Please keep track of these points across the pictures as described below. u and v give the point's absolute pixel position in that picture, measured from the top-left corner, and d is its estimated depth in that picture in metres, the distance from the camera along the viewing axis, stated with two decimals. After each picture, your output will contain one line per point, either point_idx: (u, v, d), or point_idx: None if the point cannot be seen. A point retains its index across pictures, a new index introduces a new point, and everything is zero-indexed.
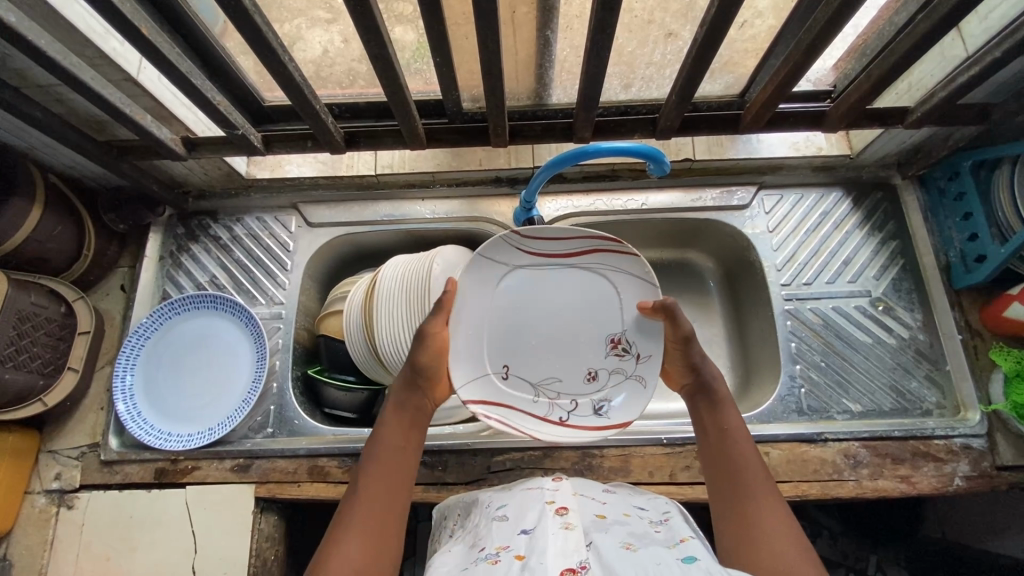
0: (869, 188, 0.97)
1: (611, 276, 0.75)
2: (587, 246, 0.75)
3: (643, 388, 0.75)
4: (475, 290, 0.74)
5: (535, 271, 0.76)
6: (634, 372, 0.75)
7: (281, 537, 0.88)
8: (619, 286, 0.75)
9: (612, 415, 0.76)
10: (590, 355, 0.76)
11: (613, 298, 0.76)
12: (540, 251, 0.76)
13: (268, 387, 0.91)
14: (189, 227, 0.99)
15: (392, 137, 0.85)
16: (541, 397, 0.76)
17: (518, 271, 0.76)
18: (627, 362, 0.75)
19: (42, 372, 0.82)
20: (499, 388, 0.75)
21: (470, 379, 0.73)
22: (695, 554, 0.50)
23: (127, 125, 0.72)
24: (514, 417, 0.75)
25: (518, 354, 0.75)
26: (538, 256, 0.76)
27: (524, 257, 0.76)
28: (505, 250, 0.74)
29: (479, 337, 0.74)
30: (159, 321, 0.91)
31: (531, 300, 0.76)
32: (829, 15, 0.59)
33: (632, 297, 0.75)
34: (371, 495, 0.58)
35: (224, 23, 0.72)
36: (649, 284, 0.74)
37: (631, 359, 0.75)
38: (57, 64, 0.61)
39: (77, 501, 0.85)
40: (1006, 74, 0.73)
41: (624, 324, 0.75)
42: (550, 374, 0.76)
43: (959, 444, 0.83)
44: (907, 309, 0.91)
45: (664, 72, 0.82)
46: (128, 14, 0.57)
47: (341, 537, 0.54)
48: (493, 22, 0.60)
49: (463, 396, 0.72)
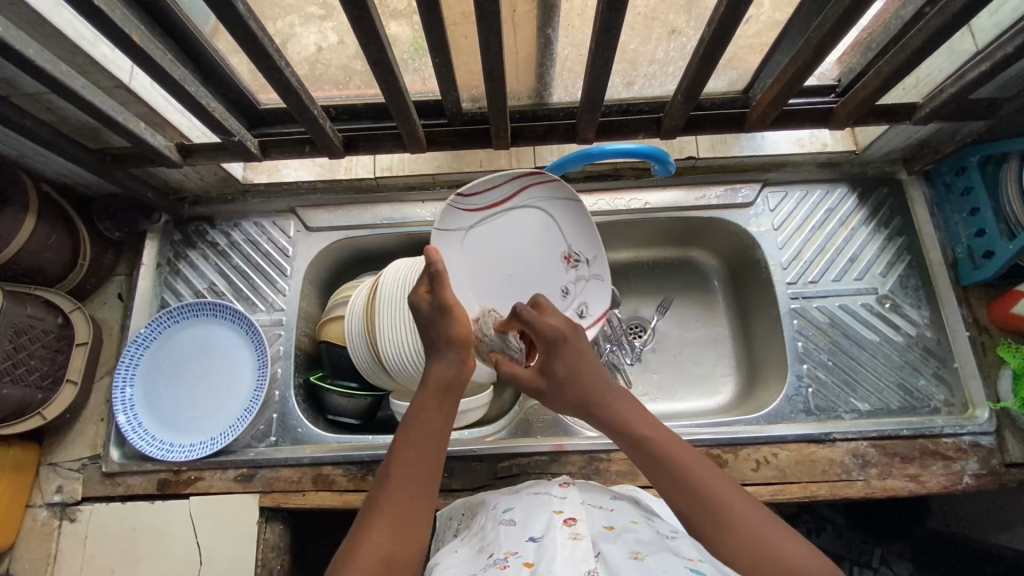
0: (875, 184, 0.96)
1: (540, 203, 0.78)
2: (516, 186, 0.76)
3: (603, 283, 0.80)
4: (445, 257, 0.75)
5: (489, 223, 0.77)
6: (589, 275, 0.80)
7: (287, 546, 0.87)
8: (548, 207, 0.79)
9: (591, 314, 0.80)
10: (554, 276, 0.79)
11: (551, 224, 0.79)
12: (474, 207, 0.76)
13: (270, 395, 0.90)
14: (186, 233, 0.98)
15: (392, 140, 0.84)
16: None
17: (469, 232, 0.76)
18: (582, 269, 0.80)
19: (40, 386, 0.81)
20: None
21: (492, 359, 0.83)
22: (705, 564, 0.49)
23: (120, 134, 0.70)
24: None
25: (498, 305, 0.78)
26: (478, 210, 0.76)
27: (467, 216, 0.76)
28: (451, 217, 0.75)
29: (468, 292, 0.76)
30: (157, 330, 0.90)
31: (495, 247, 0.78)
32: (840, 13, 0.58)
33: (568, 215, 0.79)
34: (401, 480, 0.59)
35: (215, 24, 0.70)
36: (572, 197, 0.78)
37: (584, 264, 0.80)
38: (46, 73, 0.59)
39: (79, 514, 0.84)
40: (1016, 68, 0.71)
41: (568, 240, 0.80)
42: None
43: (968, 442, 0.82)
44: (914, 306, 0.91)
45: (668, 68, 0.80)
46: (117, 21, 0.55)
47: (368, 524, 0.56)
48: (494, 26, 0.58)
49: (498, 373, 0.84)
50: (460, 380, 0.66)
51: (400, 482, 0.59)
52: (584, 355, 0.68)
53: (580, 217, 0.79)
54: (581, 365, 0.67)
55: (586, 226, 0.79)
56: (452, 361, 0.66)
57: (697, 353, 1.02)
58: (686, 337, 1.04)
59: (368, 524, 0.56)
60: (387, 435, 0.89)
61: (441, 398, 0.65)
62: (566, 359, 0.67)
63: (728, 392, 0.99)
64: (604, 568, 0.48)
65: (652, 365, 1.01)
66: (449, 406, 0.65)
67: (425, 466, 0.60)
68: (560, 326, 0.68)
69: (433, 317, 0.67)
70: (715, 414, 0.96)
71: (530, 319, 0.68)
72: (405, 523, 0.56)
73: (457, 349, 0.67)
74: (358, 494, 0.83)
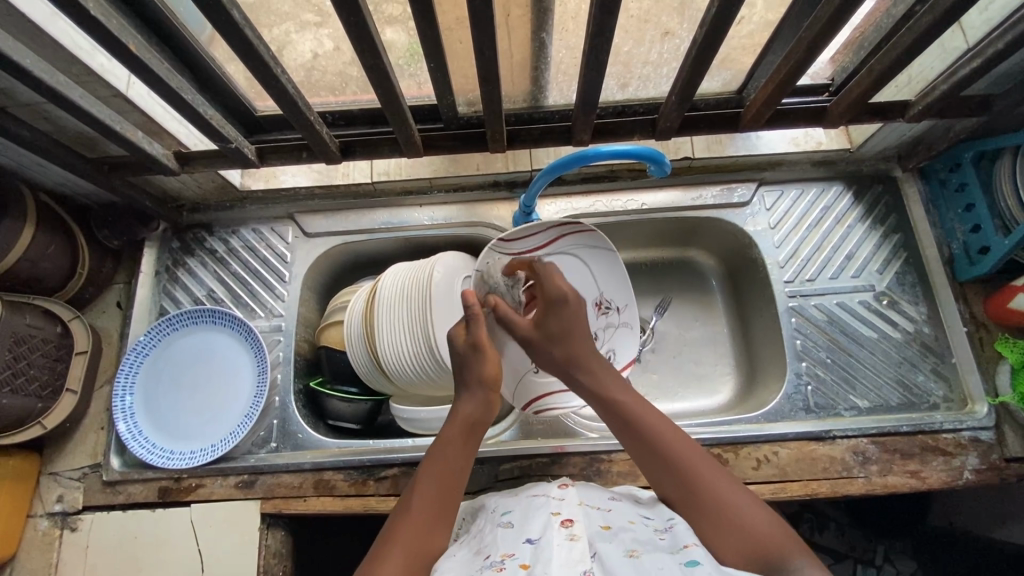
0: (870, 181, 0.96)
1: (577, 253, 0.83)
2: (557, 235, 0.81)
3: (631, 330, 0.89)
4: (481, 310, 0.80)
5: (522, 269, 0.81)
6: (620, 323, 0.87)
7: (289, 553, 0.87)
8: (585, 257, 0.84)
9: (619, 360, 0.88)
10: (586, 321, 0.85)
11: (586, 272, 0.84)
12: (519, 250, 0.80)
13: (271, 401, 0.90)
14: (184, 240, 0.98)
15: (388, 145, 0.84)
16: None
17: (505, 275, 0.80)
18: (612, 316, 0.87)
19: (40, 395, 0.81)
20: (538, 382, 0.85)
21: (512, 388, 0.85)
22: (699, 559, 0.50)
23: (119, 142, 0.70)
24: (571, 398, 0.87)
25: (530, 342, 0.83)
26: (520, 254, 0.81)
27: (510, 261, 0.80)
28: (493, 262, 0.79)
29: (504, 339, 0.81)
30: (157, 338, 0.90)
31: (537, 293, 0.82)
32: (830, 14, 0.58)
33: (598, 261, 0.85)
34: (423, 507, 0.60)
35: (210, 32, 0.70)
36: (610, 250, 0.84)
37: (614, 311, 0.87)
38: (44, 83, 0.59)
39: (80, 523, 0.84)
40: (1008, 65, 0.72)
41: (601, 287, 0.86)
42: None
43: (968, 437, 0.83)
44: (911, 302, 0.91)
45: (662, 70, 0.81)
46: (114, 31, 0.55)
47: (390, 547, 0.56)
48: (488, 29, 0.58)
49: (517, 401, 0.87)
50: (482, 417, 0.68)
51: (424, 510, 0.59)
52: (579, 322, 0.73)
53: (613, 266, 0.85)
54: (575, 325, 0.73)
55: (619, 274, 0.85)
56: (480, 397, 0.68)
57: (696, 352, 1.02)
58: (686, 337, 1.04)
59: (390, 547, 0.56)
60: (386, 439, 0.89)
61: (467, 436, 0.66)
62: (560, 318, 0.73)
63: (728, 391, 0.99)
64: (600, 568, 0.48)
65: (651, 365, 1.01)
66: (475, 442, 0.66)
67: (448, 495, 0.61)
68: (566, 289, 0.74)
69: (464, 356, 0.70)
70: (714, 413, 0.97)
71: (546, 279, 0.76)
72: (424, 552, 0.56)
73: (486, 387, 0.69)
74: (360, 498, 0.83)
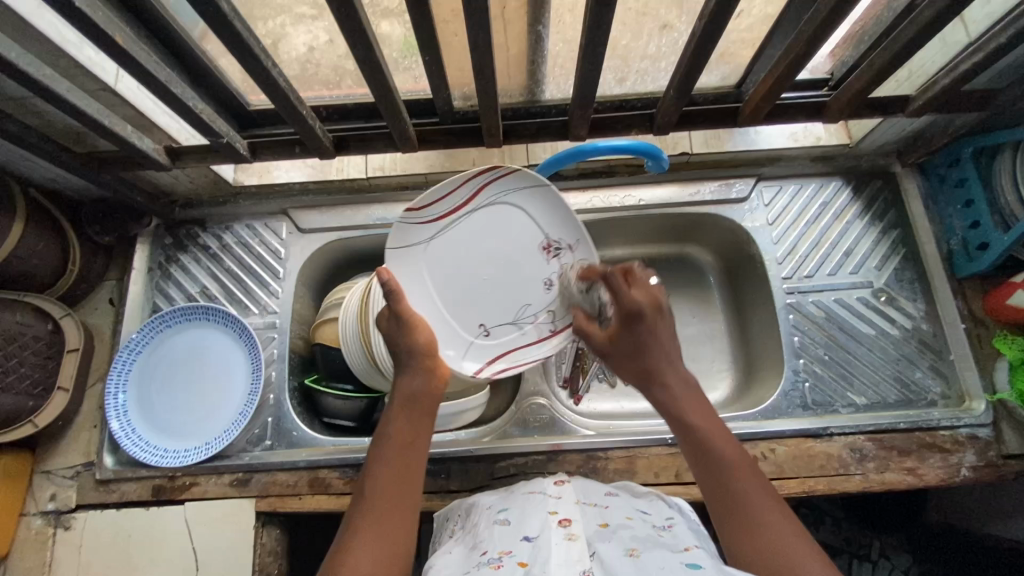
0: (869, 177, 0.96)
1: (507, 200, 0.76)
2: (477, 185, 0.75)
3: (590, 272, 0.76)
4: (408, 284, 0.74)
5: (444, 236, 0.75)
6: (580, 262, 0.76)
7: (285, 551, 0.86)
8: (517, 201, 0.76)
9: None
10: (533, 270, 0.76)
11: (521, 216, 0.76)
12: (432, 215, 0.74)
13: (265, 399, 0.89)
14: (177, 236, 0.97)
15: (382, 141, 0.82)
16: (526, 327, 0.76)
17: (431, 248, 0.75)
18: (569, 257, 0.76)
19: (31, 393, 0.80)
20: (488, 344, 0.75)
21: (459, 353, 0.74)
22: (701, 561, 0.49)
23: (108, 137, 0.69)
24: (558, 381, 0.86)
25: (477, 304, 0.75)
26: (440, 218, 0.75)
27: (430, 230, 0.75)
28: (405, 233, 0.73)
29: (437, 308, 0.74)
30: (150, 335, 0.89)
31: (469, 246, 0.75)
32: (830, 8, 0.58)
33: (538, 201, 0.76)
34: (377, 495, 0.58)
35: (202, 26, 0.71)
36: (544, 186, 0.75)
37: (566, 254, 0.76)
38: (28, 76, 0.58)
39: (74, 522, 0.84)
40: (1010, 59, 0.71)
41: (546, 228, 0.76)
42: (519, 304, 0.76)
43: (965, 434, 0.82)
44: (910, 299, 0.91)
45: (660, 64, 0.80)
46: (100, 22, 0.54)
47: (351, 543, 0.55)
48: (483, 21, 0.57)
49: (469, 370, 0.74)
50: (420, 393, 0.66)
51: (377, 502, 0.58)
52: (663, 339, 0.66)
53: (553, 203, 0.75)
54: (650, 343, 0.66)
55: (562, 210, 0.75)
56: (416, 371, 0.67)
57: (695, 349, 1.02)
58: (683, 333, 1.03)
59: (351, 545, 0.55)
60: None
61: (410, 413, 0.64)
62: (644, 338, 0.65)
63: (726, 388, 0.99)
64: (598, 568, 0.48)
65: None
66: (420, 416, 0.64)
67: (404, 477, 0.60)
68: (643, 300, 0.65)
69: (395, 333, 0.68)
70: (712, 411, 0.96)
71: (618, 285, 0.67)
72: (387, 550, 0.55)
73: (420, 360, 0.67)
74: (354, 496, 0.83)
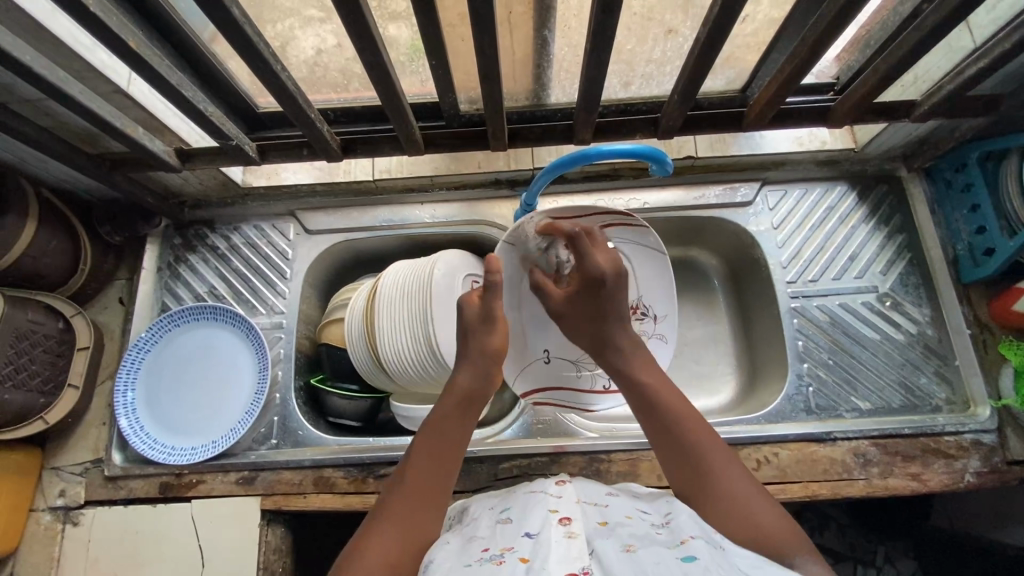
0: (874, 181, 0.96)
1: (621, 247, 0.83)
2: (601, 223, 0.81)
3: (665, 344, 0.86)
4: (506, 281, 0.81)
5: None
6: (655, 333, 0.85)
7: (289, 550, 0.88)
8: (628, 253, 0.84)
9: None
10: None
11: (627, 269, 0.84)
12: None
13: (271, 397, 0.90)
14: (186, 237, 0.98)
15: (389, 143, 0.84)
16: (584, 371, 0.84)
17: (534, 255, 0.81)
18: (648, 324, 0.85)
19: (42, 390, 0.82)
20: (545, 370, 0.85)
21: (517, 370, 0.84)
22: (696, 553, 0.49)
23: (119, 139, 0.70)
24: (560, 395, 0.86)
25: (547, 331, 0.83)
26: None
27: None
28: (525, 235, 0.80)
29: (515, 320, 0.82)
30: (159, 334, 0.90)
31: None
32: (834, 14, 0.58)
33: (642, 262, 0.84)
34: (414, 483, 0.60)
35: (212, 30, 0.70)
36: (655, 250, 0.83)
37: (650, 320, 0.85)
38: (43, 79, 0.59)
39: (82, 518, 0.85)
40: (1017, 64, 0.71)
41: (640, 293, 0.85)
42: (585, 348, 0.84)
43: (970, 440, 0.82)
44: (914, 303, 0.90)
45: (665, 68, 0.80)
46: (114, 27, 0.55)
47: (380, 528, 0.56)
48: (490, 26, 0.58)
49: (519, 386, 0.84)
50: (476, 391, 0.67)
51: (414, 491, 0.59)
52: (615, 303, 0.69)
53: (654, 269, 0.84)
54: (610, 307, 0.69)
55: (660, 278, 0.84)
56: (478, 370, 0.67)
57: (699, 352, 1.02)
58: (688, 336, 1.03)
59: (377, 529, 0.56)
60: (388, 437, 0.89)
61: (463, 409, 0.65)
62: (596, 300, 0.69)
63: (730, 391, 0.99)
64: (597, 566, 0.48)
65: None
66: (470, 416, 0.66)
67: (441, 470, 0.61)
68: (607, 266, 0.69)
69: (475, 325, 0.69)
70: (716, 414, 0.96)
71: (582, 248, 0.70)
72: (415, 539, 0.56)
73: (486, 361, 0.68)
74: (358, 496, 0.83)
